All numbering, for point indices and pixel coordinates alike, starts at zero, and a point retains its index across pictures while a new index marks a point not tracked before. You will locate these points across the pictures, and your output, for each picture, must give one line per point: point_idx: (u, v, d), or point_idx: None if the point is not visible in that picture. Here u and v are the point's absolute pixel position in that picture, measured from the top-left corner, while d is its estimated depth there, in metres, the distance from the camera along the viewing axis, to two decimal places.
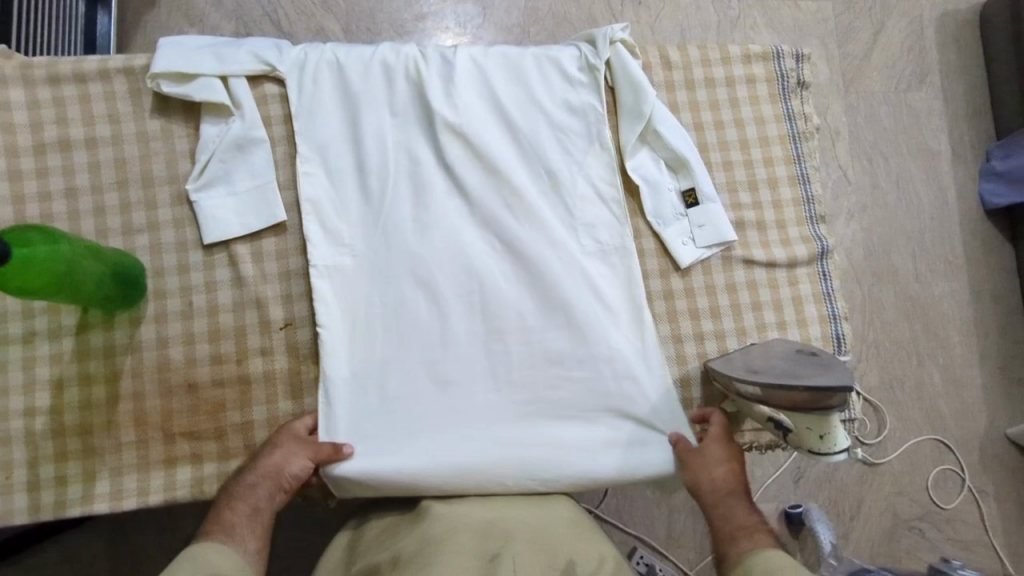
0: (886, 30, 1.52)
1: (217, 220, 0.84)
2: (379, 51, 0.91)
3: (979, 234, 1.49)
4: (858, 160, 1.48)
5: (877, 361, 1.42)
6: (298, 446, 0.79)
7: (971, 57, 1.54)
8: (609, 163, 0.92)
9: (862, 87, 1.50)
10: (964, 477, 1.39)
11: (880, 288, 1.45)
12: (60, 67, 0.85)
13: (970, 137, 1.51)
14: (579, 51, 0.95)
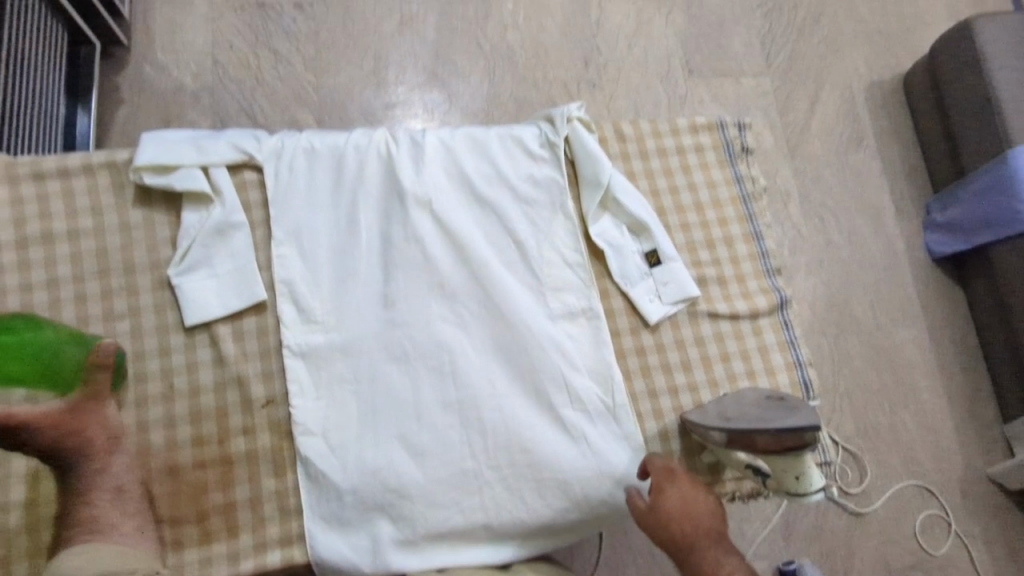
0: (821, 100, 1.65)
1: (198, 302, 0.86)
2: (352, 138, 0.97)
3: (929, 281, 1.57)
4: (809, 217, 1.58)
5: (850, 408, 1.46)
6: (106, 416, 0.80)
7: (901, 120, 1.68)
8: (573, 230, 0.98)
9: (805, 151, 1.62)
10: (949, 522, 1.41)
11: (845, 337, 1.51)
12: (44, 164, 0.88)
13: (909, 192, 1.63)
14: (540, 130, 1.02)
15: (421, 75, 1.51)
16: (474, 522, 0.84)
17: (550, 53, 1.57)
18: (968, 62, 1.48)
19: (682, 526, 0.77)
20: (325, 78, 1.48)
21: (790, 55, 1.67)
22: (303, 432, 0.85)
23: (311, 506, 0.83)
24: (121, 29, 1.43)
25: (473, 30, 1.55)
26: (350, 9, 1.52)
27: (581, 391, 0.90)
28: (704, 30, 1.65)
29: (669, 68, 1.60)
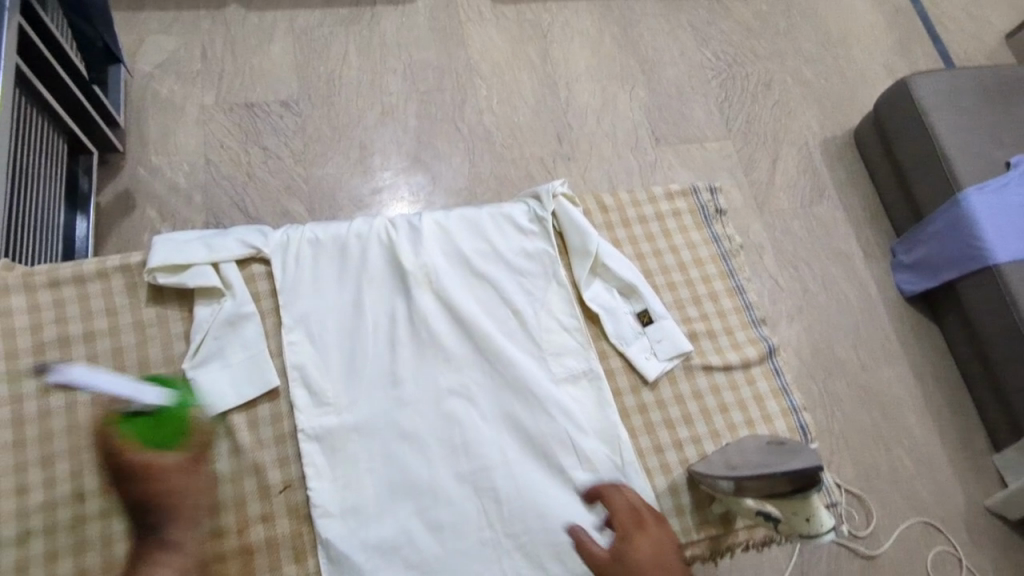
0: (781, 158, 1.77)
1: (213, 393, 0.89)
2: (353, 226, 1.03)
3: (904, 320, 1.65)
4: (785, 267, 1.66)
5: (847, 450, 1.49)
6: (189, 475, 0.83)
7: (856, 172, 1.80)
8: (568, 297, 1.03)
9: (772, 206, 1.72)
10: (960, 557, 1.42)
11: (832, 380, 1.56)
12: (59, 270, 0.92)
13: (873, 238, 1.73)
14: (528, 207, 1.09)
15: (405, 160, 1.60)
16: None
17: (525, 132, 1.68)
18: (912, 117, 1.62)
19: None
20: (315, 169, 1.56)
21: (746, 119, 1.80)
22: (322, 515, 0.86)
23: None
24: (117, 136, 1.50)
25: (452, 116, 1.66)
26: (335, 105, 1.62)
27: (590, 451, 0.93)
28: (665, 103, 1.78)
29: (637, 138, 1.72)
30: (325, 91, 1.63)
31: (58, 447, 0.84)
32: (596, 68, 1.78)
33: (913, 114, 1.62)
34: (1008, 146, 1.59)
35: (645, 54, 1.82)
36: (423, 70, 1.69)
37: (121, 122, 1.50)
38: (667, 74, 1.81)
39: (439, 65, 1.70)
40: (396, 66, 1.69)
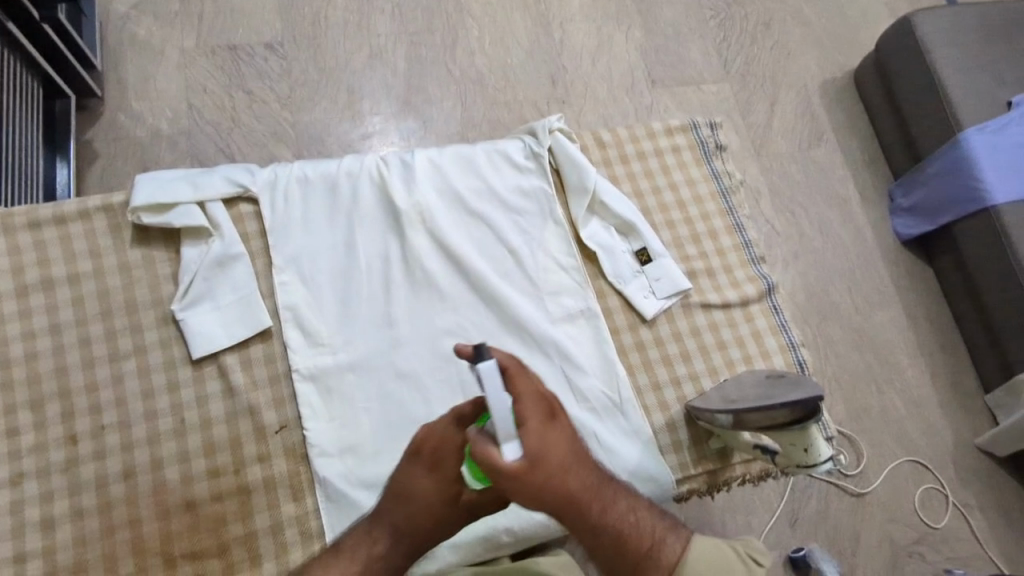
0: (781, 101, 1.73)
1: (204, 335, 0.87)
2: (343, 163, 0.99)
3: (901, 263, 1.64)
4: (781, 212, 1.64)
5: (841, 392, 1.51)
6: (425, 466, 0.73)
7: (857, 114, 1.76)
8: (565, 235, 1.01)
9: (770, 150, 1.69)
10: (947, 494, 1.45)
11: (827, 324, 1.56)
12: (39, 211, 0.88)
13: (872, 181, 1.70)
14: (523, 143, 1.06)
15: (394, 104, 1.55)
16: (491, 527, 0.84)
17: (518, 75, 1.62)
18: (914, 56, 1.58)
19: (569, 477, 0.66)
20: (301, 114, 1.50)
21: (746, 60, 1.75)
22: (320, 454, 0.85)
23: (332, 525, 0.83)
24: (94, 81, 1.44)
25: (442, 58, 1.60)
26: (320, 47, 1.56)
27: (587, 389, 0.93)
28: (662, 44, 1.72)
29: (633, 80, 1.67)
30: (309, 33, 1.56)
31: (48, 390, 0.83)
32: (591, 8, 1.71)
33: (915, 53, 1.57)
34: (1012, 84, 1.55)
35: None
36: (411, 10, 1.63)
37: (98, 66, 1.44)
38: (665, 14, 1.75)
39: (427, 5, 1.63)
40: (383, 6, 1.62)
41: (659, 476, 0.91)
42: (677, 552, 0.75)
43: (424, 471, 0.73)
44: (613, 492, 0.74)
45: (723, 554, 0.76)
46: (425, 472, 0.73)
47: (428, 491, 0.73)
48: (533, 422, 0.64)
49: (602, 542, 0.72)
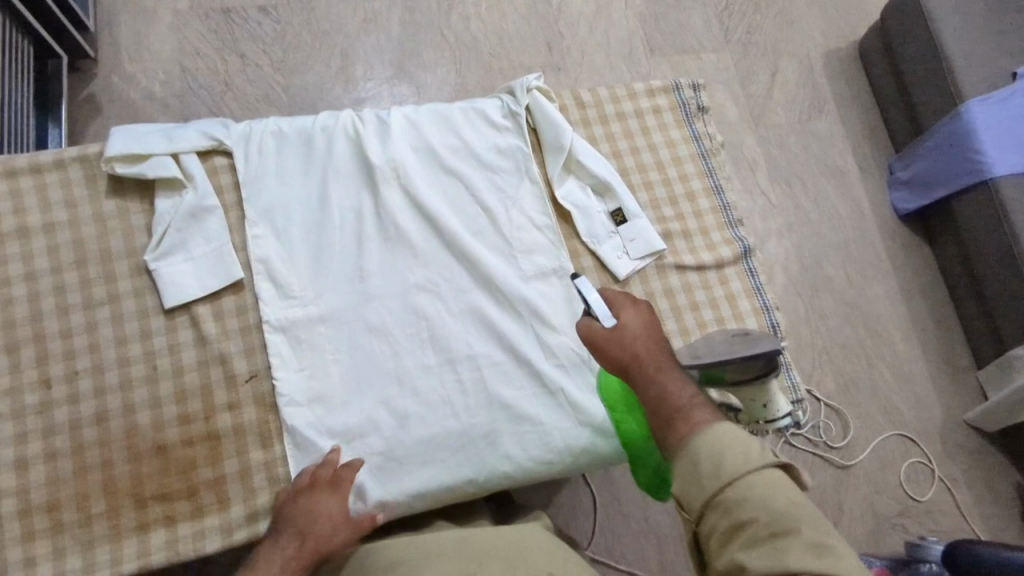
0: (781, 71, 1.70)
1: (177, 285, 0.88)
2: (318, 119, 0.99)
3: (896, 237, 1.62)
4: (777, 184, 1.62)
5: (829, 365, 1.50)
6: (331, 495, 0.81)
7: (859, 86, 1.73)
8: (540, 194, 1.01)
9: (769, 121, 1.66)
10: (933, 468, 1.45)
11: (819, 297, 1.55)
12: (15, 161, 0.89)
13: (871, 154, 1.68)
14: (501, 102, 1.05)
15: (388, 70, 1.54)
16: (461, 476, 0.87)
17: (514, 42, 1.60)
18: (915, 26, 1.54)
19: (641, 339, 0.74)
20: (294, 78, 1.50)
21: (747, 29, 1.71)
22: (288, 403, 0.87)
23: (297, 471, 0.85)
24: (88, 42, 1.44)
25: (437, 24, 1.58)
26: (314, 11, 1.54)
27: (556, 346, 0.93)
28: (662, 12, 1.69)
29: (632, 48, 1.64)
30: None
31: (23, 336, 0.85)
32: None
33: (918, 22, 1.54)
34: (1019, 53, 1.51)
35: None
36: None
37: (90, 26, 1.43)
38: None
39: None
40: None
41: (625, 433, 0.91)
42: (707, 419, 0.65)
43: (327, 494, 0.81)
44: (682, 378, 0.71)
45: (743, 436, 0.63)
46: (323, 489, 0.81)
47: (333, 508, 0.80)
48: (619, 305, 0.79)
49: (652, 404, 0.69)
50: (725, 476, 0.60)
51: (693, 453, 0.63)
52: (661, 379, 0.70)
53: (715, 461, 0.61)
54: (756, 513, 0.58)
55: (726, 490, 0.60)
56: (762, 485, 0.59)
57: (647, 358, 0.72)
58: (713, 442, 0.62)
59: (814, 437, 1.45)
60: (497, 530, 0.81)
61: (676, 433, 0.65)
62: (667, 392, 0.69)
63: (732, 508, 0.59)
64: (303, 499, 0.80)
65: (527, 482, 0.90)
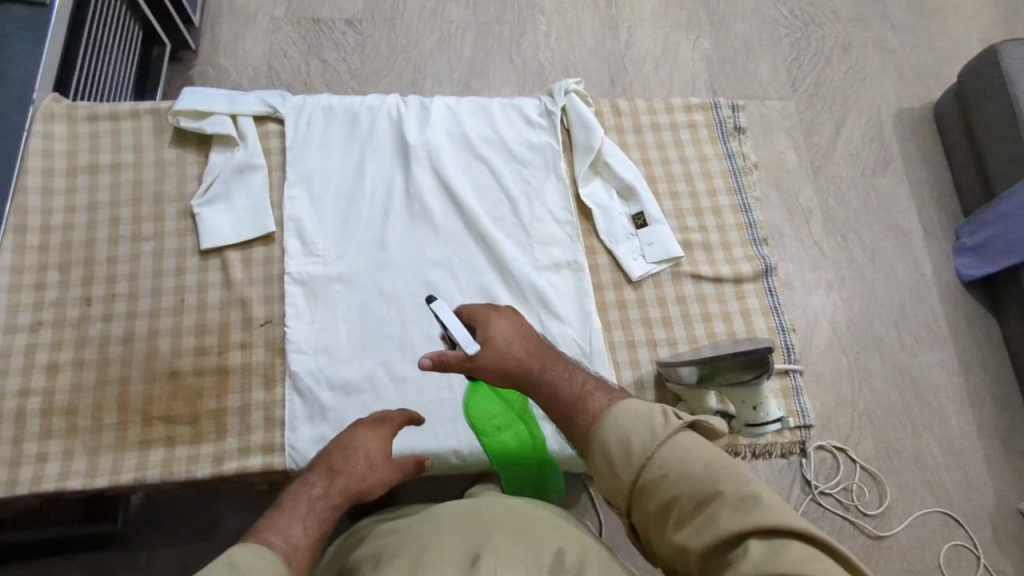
0: (848, 125, 1.58)
1: (215, 229, 0.96)
2: (367, 100, 1.07)
3: (957, 307, 1.44)
4: (831, 234, 1.47)
5: (871, 430, 1.31)
6: (366, 442, 0.75)
7: (931, 147, 1.58)
8: (565, 191, 1.04)
9: (830, 172, 1.52)
10: (979, 555, 1.24)
11: (867, 356, 1.37)
12: (98, 107, 1.01)
13: (938, 216, 1.52)
14: (540, 102, 1.10)
15: (455, 87, 1.52)
16: (444, 447, 0.88)
17: (578, 73, 1.56)
18: (993, 83, 1.41)
19: (521, 357, 0.71)
20: (367, 85, 1.50)
21: (816, 80, 1.61)
22: (296, 350, 0.91)
23: (294, 416, 0.89)
24: (191, 35, 1.48)
25: (507, 49, 1.56)
26: (365, 23, 1.54)
27: (559, 335, 0.94)
28: (728, 57, 1.61)
29: (694, 89, 1.57)
30: (387, 13, 1.56)
31: (75, 257, 0.93)
32: (661, 15, 1.63)
33: (995, 82, 1.41)
34: None
35: (714, 5, 1.66)
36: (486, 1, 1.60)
37: (196, 21, 1.46)
38: (737, 28, 1.64)
39: None
40: None
41: None
42: (603, 404, 0.66)
43: (373, 440, 0.75)
44: (570, 368, 0.72)
45: (643, 412, 0.63)
46: (369, 432, 0.76)
47: (369, 451, 0.75)
48: (485, 315, 0.74)
49: (551, 408, 0.69)
50: (638, 459, 0.61)
51: (603, 447, 0.63)
52: (552, 379, 0.70)
53: (623, 446, 0.62)
54: (679, 489, 0.58)
55: (644, 472, 0.60)
56: (674, 455, 0.60)
57: (532, 362, 0.71)
58: (616, 429, 0.63)
59: (845, 500, 1.26)
60: (507, 501, 0.74)
61: (580, 429, 0.66)
62: (560, 389, 0.69)
63: (655, 489, 0.59)
64: (332, 445, 0.74)
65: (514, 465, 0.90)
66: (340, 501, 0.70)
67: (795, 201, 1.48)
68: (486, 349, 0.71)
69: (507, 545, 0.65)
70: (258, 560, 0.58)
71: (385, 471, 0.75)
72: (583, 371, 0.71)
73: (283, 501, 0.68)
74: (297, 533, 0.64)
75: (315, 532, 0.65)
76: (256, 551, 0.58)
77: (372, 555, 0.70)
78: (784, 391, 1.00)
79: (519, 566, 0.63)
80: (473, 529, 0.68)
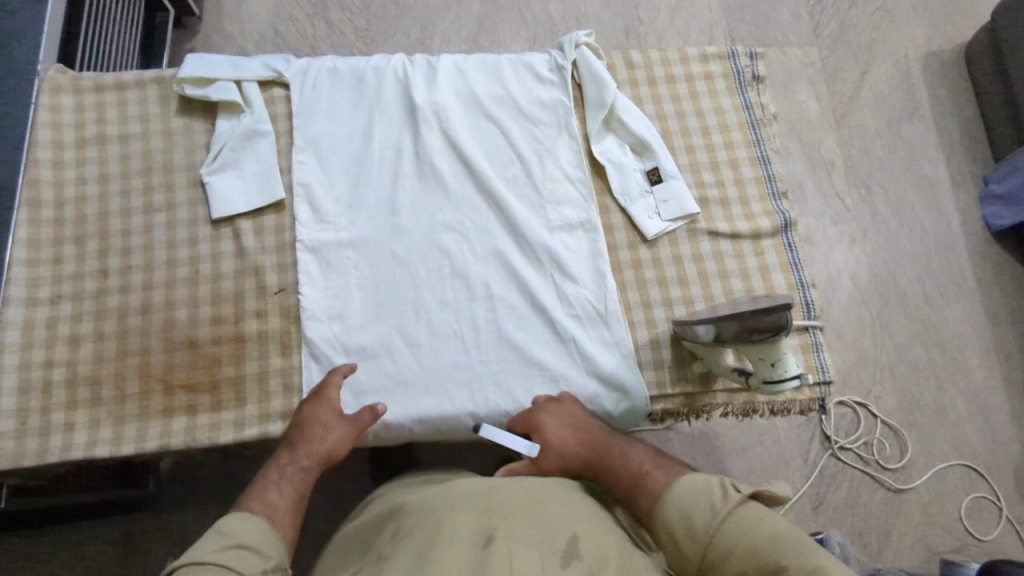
0: (873, 71, 1.51)
1: (224, 198, 0.95)
2: (372, 61, 1.05)
3: (985, 258, 1.39)
4: (854, 186, 1.42)
5: (893, 385, 1.30)
6: (319, 409, 0.82)
7: (961, 92, 1.51)
8: (576, 149, 1.01)
9: (854, 122, 1.46)
10: (1001, 507, 1.23)
11: (890, 310, 1.34)
12: (103, 77, 1.00)
13: (966, 165, 1.46)
14: (549, 57, 1.06)
15: (464, 44, 1.48)
16: (460, 410, 0.88)
17: (590, 26, 1.50)
18: None
19: (576, 445, 0.82)
20: (374, 46, 1.46)
21: (840, 25, 1.54)
22: (310, 317, 0.92)
23: (310, 382, 0.90)
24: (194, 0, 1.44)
25: (517, 2, 1.51)
26: None
27: (573, 296, 0.94)
28: (748, 3, 1.54)
29: (711, 38, 1.51)
30: None
31: (89, 230, 0.94)
32: None
33: None
34: None
35: None
36: None
37: None
38: None
39: None
40: None
41: (632, 392, 0.91)
42: (659, 482, 0.74)
43: (326, 407, 0.82)
44: (627, 449, 0.80)
45: (702, 488, 0.70)
46: (309, 403, 0.82)
47: (322, 417, 0.81)
48: (538, 410, 0.86)
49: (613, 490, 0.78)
50: (702, 536, 0.67)
51: (666, 525, 0.69)
52: (609, 465, 0.79)
53: (687, 524, 0.68)
54: (743, 561, 0.63)
55: (710, 547, 0.66)
56: (739, 530, 0.65)
57: (589, 451, 0.82)
58: (677, 509, 0.69)
59: (865, 455, 1.25)
60: (524, 481, 0.75)
61: (640, 507, 0.74)
62: (618, 472, 0.78)
63: (721, 561, 0.65)
64: (296, 417, 0.82)
65: None
66: (312, 464, 0.78)
67: (817, 153, 1.43)
68: (546, 447, 0.83)
69: (523, 528, 0.66)
70: (243, 526, 0.68)
71: (345, 425, 0.81)
72: (639, 451, 0.80)
73: (263, 471, 0.77)
74: (275, 501, 0.73)
75: (291, 497, 0.75)
76: (241, 519, 0.68)
77: (389, 532, 0.71)
78: (804, 347, 0.98)
79: (532, 550, 0.64)
80: (489, 509, 0.69)
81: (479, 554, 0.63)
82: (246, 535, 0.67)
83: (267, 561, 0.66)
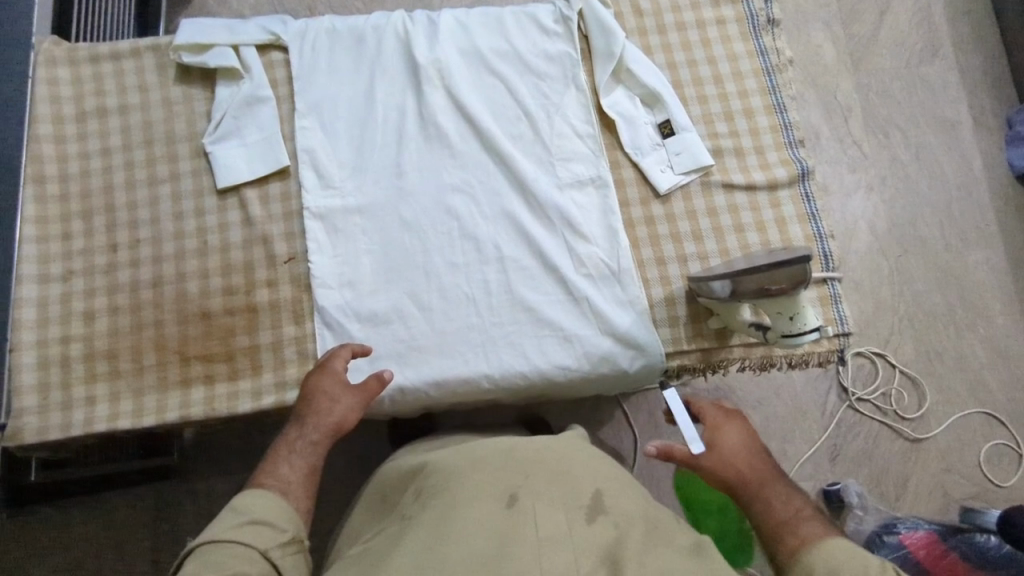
0: (893, 9, 1.44)
1: (229, 167, 0.94)
2: (371, 19, 1.01)
3: (1008, 202, 1.35)
4: (872, 132, 1.38)
5: (912, 335, 1.28)
6: (322, 381, 0.80)
7: (986, 29, 1.45)
8: (584, 103, 0.98)
9: (872, 65, 1.41)
10: (1021, 453, 1.22)
11: (909, 259, 1.31)
12: (98, 47, 0.98)
13: (990, 105, 1.40)
14: (554, 7, 1.02)
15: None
16: (475, 371, 0.88)
17: None
18: None
19: (739, 464, 0.76)
20: (374, 4, 1.41)
21: None
22: (321, 285, 0.91)
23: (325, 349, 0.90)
24: None
25: None
26: None
27: (585, 255, 0.92)
28: None
29: None
30: None
31: (95, 205, 0.93)
32: None
33: None
34: None
35: None
36: None
37: None
38: None
39: None
40: None
41: (646, 348, 0.90)
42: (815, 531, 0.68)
43: (330, 378, 0.80)
44: (790, 493, 0.74)
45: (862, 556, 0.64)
46: (315, 373, 0.81)
47: (326, 387, 0.79)
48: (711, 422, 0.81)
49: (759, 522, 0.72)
50: None
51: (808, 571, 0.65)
52: (767, 495, 0.73)
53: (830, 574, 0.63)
54: None
55: None
56: None
57: (754, 476, 0.75)
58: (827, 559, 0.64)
59: (883, 405, 1.24)
60: (544, 441, 0.75)
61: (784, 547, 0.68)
62: (773, 507, 0.72)
63: None
64: (303, 389, 0.81)
65: (545, 386, 0.90)
66: (320, 436, 0.77)
67: (834, 100, 1.38)
68: (710, 452, 0.77)
69: (547, 488, 0.67)
70: (257, 501, 0.69)
71: (351, 396, 0.80)
72: (802, 500, 0.73)
73: (274, 445, 0.77)
74: (288, 477, 0.74)
75: (304, 472, 0.75)
76: (253, 495, 0.69)
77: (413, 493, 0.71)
78: (822, 299, 0.96)
79: (556, 507, 0.65)
80: (511, 469, 0.69)
81: (503, 513, 0.64)
82: (261, 509, 0.68)
83: (283, 534, 0.68)
